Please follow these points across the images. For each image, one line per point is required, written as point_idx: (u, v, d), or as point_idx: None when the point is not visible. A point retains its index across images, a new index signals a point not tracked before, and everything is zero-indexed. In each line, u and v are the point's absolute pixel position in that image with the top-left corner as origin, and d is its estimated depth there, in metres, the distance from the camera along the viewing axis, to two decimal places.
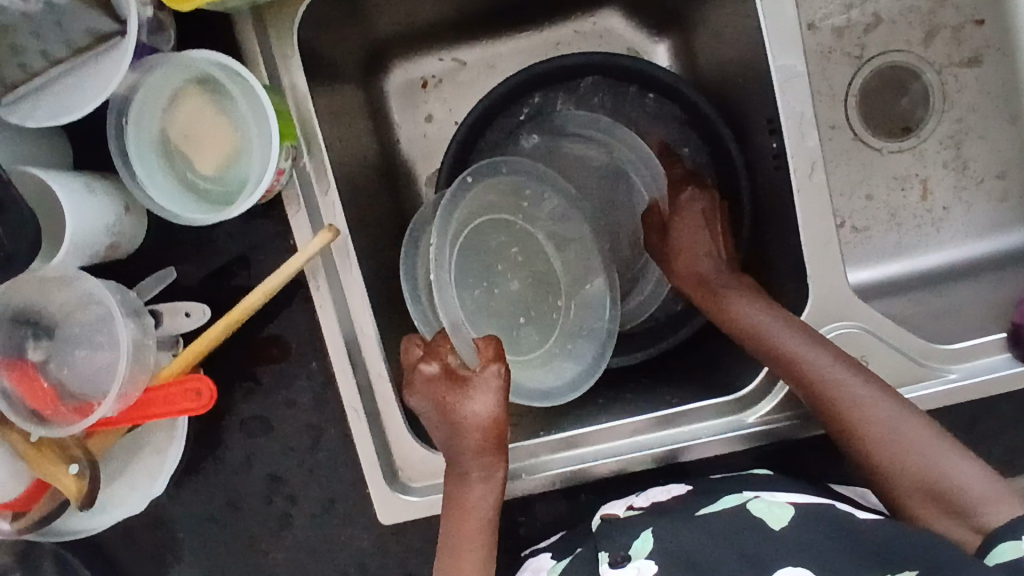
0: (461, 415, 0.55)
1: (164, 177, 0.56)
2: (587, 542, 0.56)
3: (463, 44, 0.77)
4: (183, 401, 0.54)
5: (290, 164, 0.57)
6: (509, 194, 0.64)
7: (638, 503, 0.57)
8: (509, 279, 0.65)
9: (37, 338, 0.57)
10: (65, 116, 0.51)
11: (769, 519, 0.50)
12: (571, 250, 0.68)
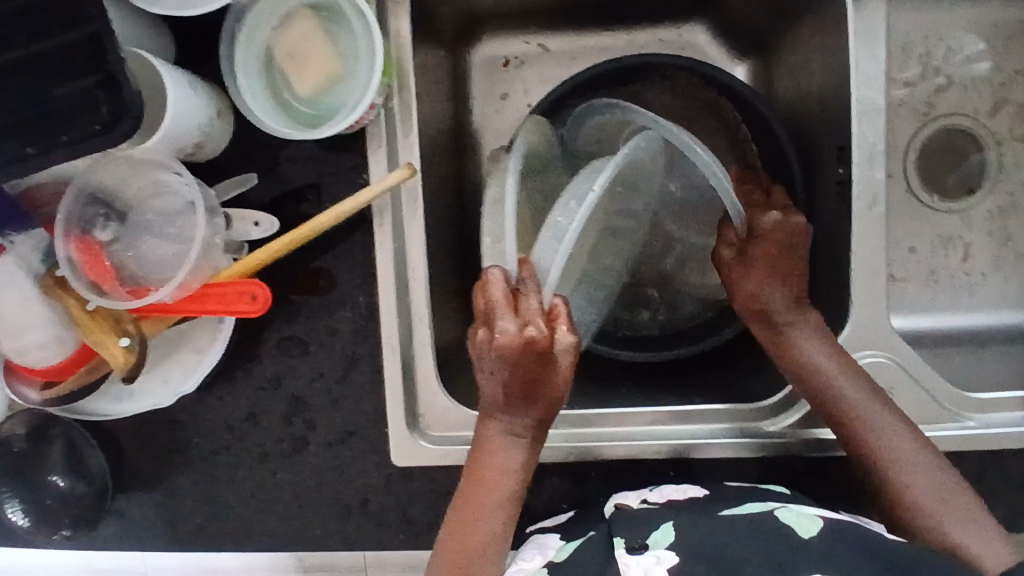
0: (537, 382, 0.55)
1: (260, 86, 0.59)
2: (601, 526, 0.58)
3: (551, 33, 0.80)
4: (240, 303, 0.56)
5: (382, 101, 0.59)
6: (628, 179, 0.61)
7: (653, 497, 0.59)
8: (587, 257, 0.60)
9: (108, 218, 0.58)
10: (194, 9, 0.53)
11: (795, 527, 0.52)
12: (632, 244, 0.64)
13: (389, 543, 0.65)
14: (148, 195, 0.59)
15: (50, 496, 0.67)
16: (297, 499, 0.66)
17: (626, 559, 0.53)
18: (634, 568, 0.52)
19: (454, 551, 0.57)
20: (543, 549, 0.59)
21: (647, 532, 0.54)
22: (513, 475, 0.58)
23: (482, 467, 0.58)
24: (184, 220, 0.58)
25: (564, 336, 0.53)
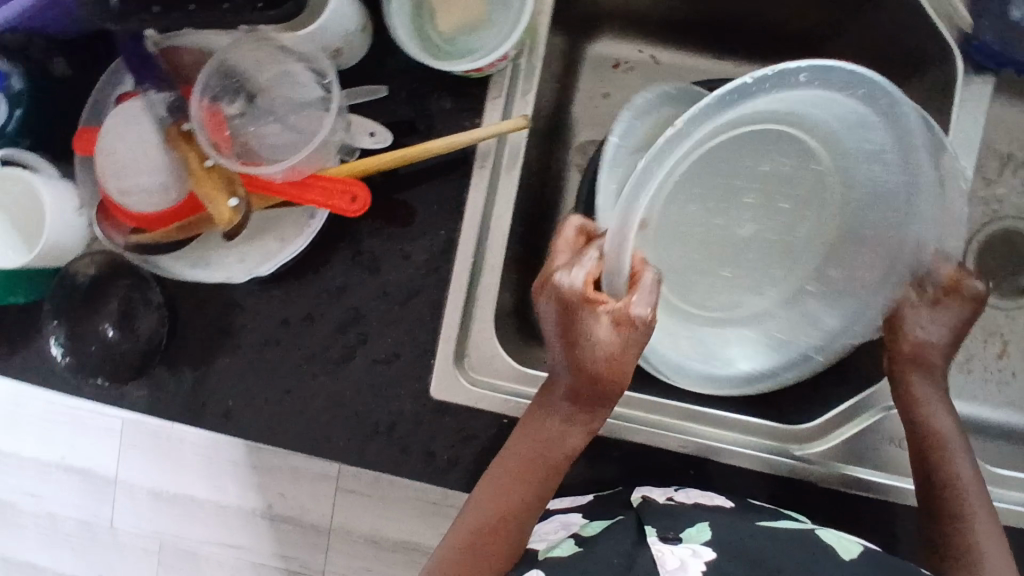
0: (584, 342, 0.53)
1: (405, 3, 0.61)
2: (628, 512, 0.60)
3: (664, 47, 0.83)
4: (338, 200, 0.59)
5: (514, 56, 0.63)
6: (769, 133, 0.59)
7: (679, 497, 0.60)
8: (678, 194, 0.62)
9: (236, 95, 0.62)
10: None
11: (839, 549, 0.55)
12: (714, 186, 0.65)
13: (405, 472, 0.67)
14: (277, 84, 0.62)
15: (97, 344, 0.69)
16: (328, 407, 0.67)
17: (660, 545, 0.55)
18: (669, 556, 0.54)
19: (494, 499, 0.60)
20: (566, 527, 0.61)
21: (682, 525, 0.56)
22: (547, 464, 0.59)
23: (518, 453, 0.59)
24: (306, 116, 0.62)
25: (633, 311, 0.50)
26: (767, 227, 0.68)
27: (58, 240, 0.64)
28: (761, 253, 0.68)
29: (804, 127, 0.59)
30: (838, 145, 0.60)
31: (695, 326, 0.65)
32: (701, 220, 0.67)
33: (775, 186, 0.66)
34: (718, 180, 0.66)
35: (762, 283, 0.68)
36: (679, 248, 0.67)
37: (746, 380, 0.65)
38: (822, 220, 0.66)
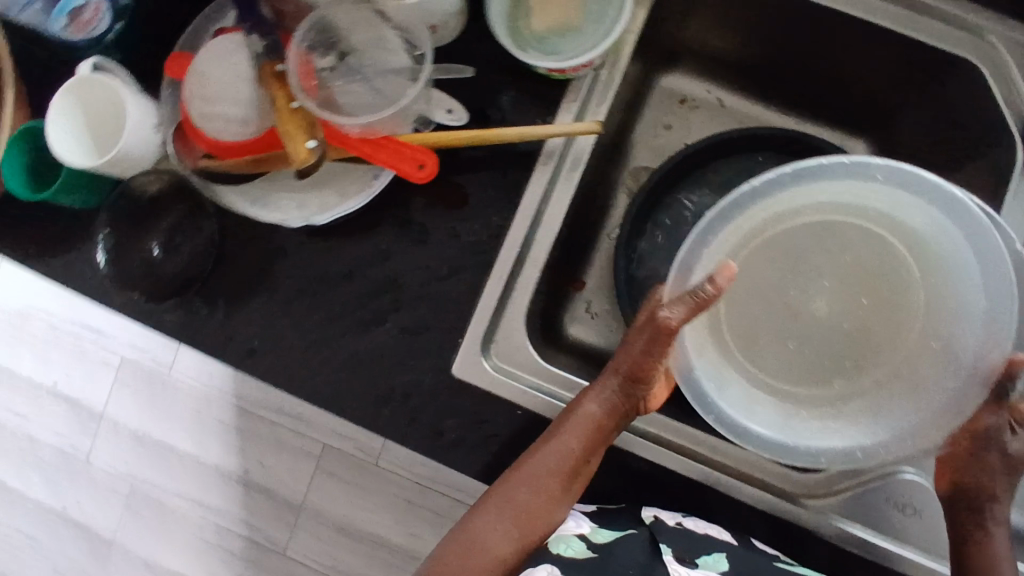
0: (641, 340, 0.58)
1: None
2: (639, 525, 0.63)
3: (733, 92, 0.85)
4: (407, 166, 0.61)
5: (596, 65, 0.65)
6: (846, 213, 0.62)
7: (689, 522, 0.62)
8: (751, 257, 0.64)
9: (328, 50, 0.64)
10: None
11: None
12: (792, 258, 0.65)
13: (410, 444, 0.67)
14: (371, 47, 0.64)
15: (141, 260, 0.71)
16: (349, 365, 0.68)
17: (676, 566, 0.61)
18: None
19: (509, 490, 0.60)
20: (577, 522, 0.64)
21: (699, 552, 0.60)
22: (573, 453, 0.60)
23: (543, 440, 0.61)
24: (394, 81, 0.63)
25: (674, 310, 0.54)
26: (838, 313, 0.66)
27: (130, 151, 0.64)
28: (833, 336, 0.65)
29: (883, 224, 0.61)
30: (923, 246, 0.60)
31: (748, 399, 0.61)
32: (774, 281, 0.66)
33: (847, 285, 0.65)
34: (800, 261, 0.66)
35: (835, 374, 0.64)
36: (750, 312, 0.66)
37: (810, 456, 0.57)
38: (893, 329, 0.63)
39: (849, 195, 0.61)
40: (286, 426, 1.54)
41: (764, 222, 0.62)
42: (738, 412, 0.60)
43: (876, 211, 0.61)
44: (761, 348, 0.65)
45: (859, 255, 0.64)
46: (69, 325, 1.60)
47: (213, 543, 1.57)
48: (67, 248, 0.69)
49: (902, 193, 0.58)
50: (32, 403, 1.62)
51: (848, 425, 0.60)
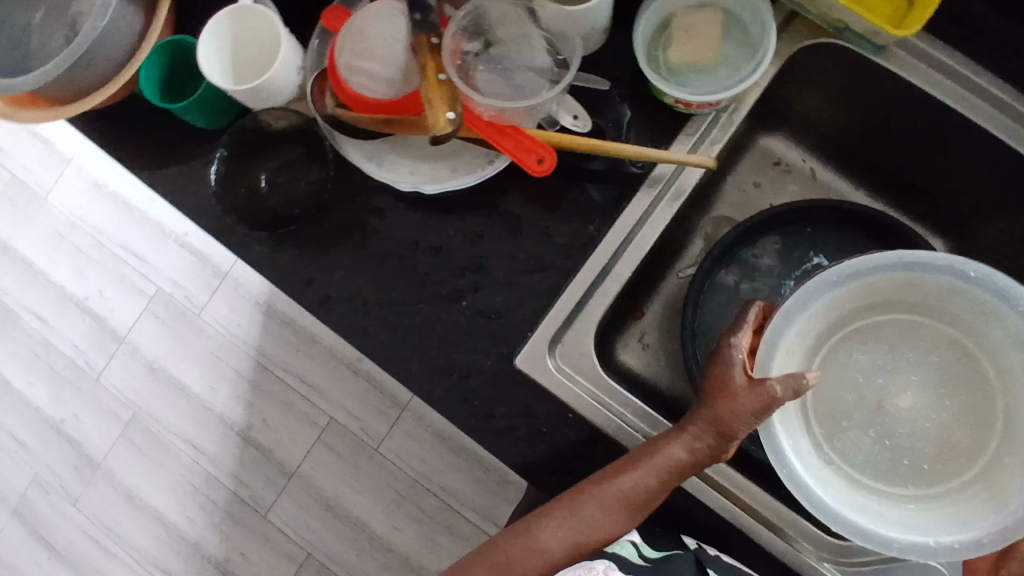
0: (728, 398, 0.60)
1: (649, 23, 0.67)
2: (684, 549, 0.65)
3: (826, 167, 0.88)
4: (527, 158, 0.64)
5: (719, 108, 0.68)
6: (944, 310, 0.66)
7: (728, 557, 0.66)
8: (845, 336, 0.70)
9: (475, 36, 0.67)
10: None
11: None
12: (884, 345, 0.70)
13: (459, 421, 0.69)
14: (514, 43, 0.68)
15: (247, 188, 0.73)
16: (419, 334, 0.70)
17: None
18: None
19: (576, 502, 0.63)
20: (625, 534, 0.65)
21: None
22: (648, 487, 0.62)
23: (623, 467, 0.63)
24: (530, 78, 0.67)
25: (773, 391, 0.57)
26: (923, 412, 0.68)
27: (270, 88, 0.67)
28: (918, 435, 0.67)
29: (980, 331, 0.65)
30: (1011, 360, 0.63)
31: (818, 474, 0.62)
32: (861, 371, 0.70)
33: (937, 387, 0.68)
34: (892, 348, 0.70)
35: (913, 474, 0.66)
36: (834, 397, 0.69)
37: (884, 540, 0.57)
38: (977, 437, 0.65)
39: (944, 295, 0.64)
40: (298, 392, 1.55)
41: (860, 303, 0.68)
42: (811, 481, 0.60)
43: (975, 316, 0.64)
44: (837, 428, 0.68)
45: (950, 354, 0.68)
46: (114, 246, 1.63)
47: (198, 489, 1.57)
48: (186, 161, 0.74)
49: (994, 298, 0.60)
50: (59, 312, 1.64)
51: (925, 521, 0.60)
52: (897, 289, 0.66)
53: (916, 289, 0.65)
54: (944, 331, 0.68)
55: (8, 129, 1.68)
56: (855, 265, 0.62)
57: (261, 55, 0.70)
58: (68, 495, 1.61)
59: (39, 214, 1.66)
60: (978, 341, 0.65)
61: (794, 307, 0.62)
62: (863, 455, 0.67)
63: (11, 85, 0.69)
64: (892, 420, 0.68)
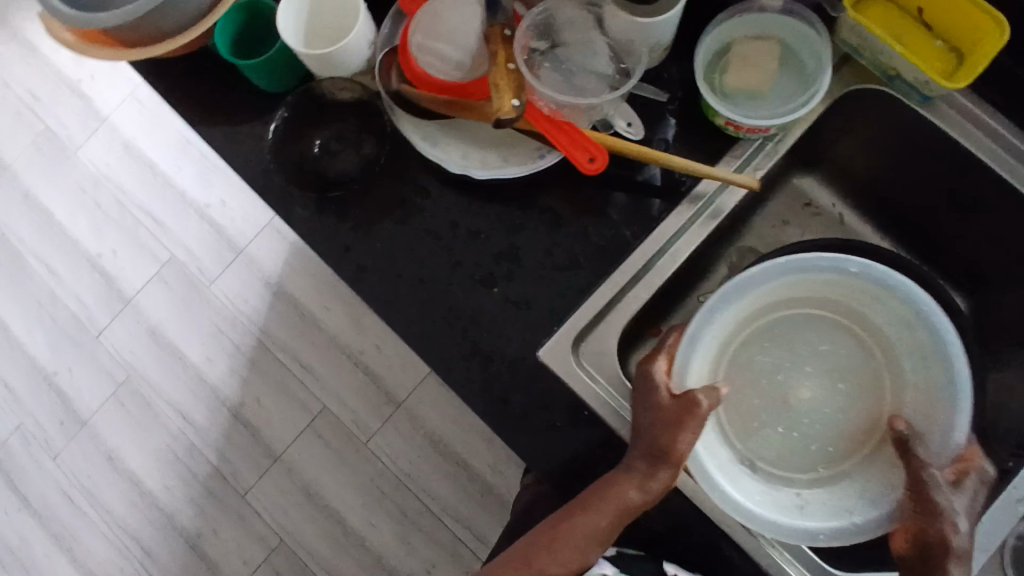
0: (659, 422, 0.62)
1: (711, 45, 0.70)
2: None
3: (855, 215, 0.90)
4: (579, 156, 0.66)
5: (767, 135, 0.70)
6: (821, 307, 0.76)
7: None
8: (744, 342, 0.77)
9: (544, 36, 0.70)
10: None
11: None
12: (781, 348, 0.78)
13: (476, 404, 0.70)
14: (577, 47, 0.70)
15: (302, 153, 0.75)
16: (448, 314, 0.72)
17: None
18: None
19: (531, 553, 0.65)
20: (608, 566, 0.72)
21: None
22: (608, 526, 0.62)
23: (583, 513, 0.63)
24: (590, 80, 0.69)
25: (698, 405, 0.61)
26: (823, 399, 0.77)
27: (337, 57, 0.69)
28: (826, 423, 0.76)
29: (850, 322, 0.76)
30: (889, 343, 0.73)
31: (720, 459, 0.69)
32: (766, 371, 0.78)
33: (832, 374, 0.77)
34: (792, 347, 0.78)
35: (823, 458, 0.74)
36: (745, 400, 0.76)
37: (808, 530, 0.62)
38: (875, 411, 0.74)
39: (828, 289, 0.73)
40: (296, 375, 1.56)
41: (760, 308, 0.75)
42: (722, 476, 0.66)
43: (833, 315, 0.76)
44: (744, 420, 0.75)
45: (844, 344, 0.77)
46: (135, 208, 1.65)
47: (181, 460, 1.56)
48: (249, 121, 0.76)
49: (873, 290, 0.69)
50: (70, 265, 1.65)
51: (830, 505, 0.67)
52: (790, 288, 0.74)
53: (805, 286, 0.74)
54: (836, 322, 0.77)
55: (49, 80, 1.70)
56: (756, 275, 0.68)
57: (337, 28, 0.73)
58: (49, 449, 1.60)
59: (66, 166, 1.68)
60: (851, 328, 0.76)
61: (700, 322, 0.67)
62: (772, 446, 0.74)
63: (88, 19, 0.70)
64: (798, 414, 0.76)
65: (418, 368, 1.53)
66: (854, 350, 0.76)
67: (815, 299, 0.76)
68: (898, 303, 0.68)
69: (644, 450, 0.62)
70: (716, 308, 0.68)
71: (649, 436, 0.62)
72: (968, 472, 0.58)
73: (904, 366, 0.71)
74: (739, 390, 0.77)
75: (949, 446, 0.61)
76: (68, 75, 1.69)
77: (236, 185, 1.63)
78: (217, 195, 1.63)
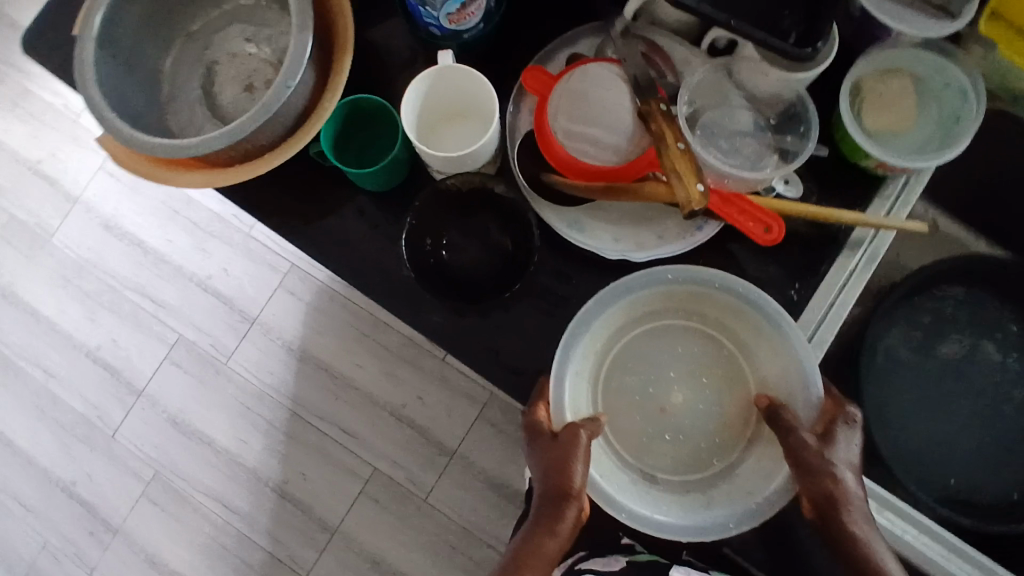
0: (549, 463, 0.57)
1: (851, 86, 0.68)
2: None
3: (948, 218, 0.90)
4: (752, 226, 0.62)
5: (914, 175, 0.69)
6: (677, 309, 0.71)
7: None
8: (602, 365, 0.72)
9: (689, 103, 0.65)
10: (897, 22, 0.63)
11: None
12: (642, 359, 0.73)
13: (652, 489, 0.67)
14: (719, 109, 0.66)
15: (429, 255, 0.69)
16: None
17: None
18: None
19: None
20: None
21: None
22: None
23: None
24: (746, 142, 0.66)
25: (578, 434, 0.58)
26: (695, 401, 0.71)
27: (473, 154, 0.64)
28: (705, 424, 0.71)
29: (706, 319, 0.71)
30: (745, 334, 0.69)
31: (607, 480, 0.64)
32: (637, 387, 0.72)
33: (696, 373, 0.72)
34: (653, 358, 0.73)
35: (713, 451, 0.69)
36: (623, 421, 0.71)
37: (720, 524, 0.61)
38: (743, 398, 0.70)
39: (677, 293, 0.68)
40: (339, 442, 1.48)
41: (619, 326, 0.70)
42: (611, 486, 0.63)
43: (688, 315, 0.72)
44: (623, 439, 0.70)
45: (701, 338, 0.72)
46: (129, 291, 1.52)
47: (230, 551, 1.47)
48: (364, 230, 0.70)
49: (719, 289, 0.65)
50: (68, 363, 1.52)
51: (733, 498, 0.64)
52: (638, 300, 0.68)
53: (652, 296, 0.68)
54: (689, 323, 0.72)
55: (5, 165, 1.55)
56: (606, 295, 0.64)
57: (461, 109, 0.68)
58: (81, 563, 1.48)
59: (43, 256, 1.54)
60: (706, 326, 0.72)
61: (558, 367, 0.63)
62: (658, 455, 0.69)
63: (180, 147, 0.61)
64: (678, 427, 0.71)
65: (466, 414, 1.46)
66: (716, 344, 0.72)
67: (672, 304, 0.71)
68: (749, 292, 0.63)
69: (544, 496, 0.56)
70: (570, 347, 0.64)
71: (543, 481, 0.57)
72: (835, 419, 0.58)
73: (757, 348, 0.68)
74: (615, 413, 0.71)
75: (811, 405, 0.61)
76: (26, 156, 1.54)
77: (236, 250, 1.51)
78: (217, 264, 1.51)
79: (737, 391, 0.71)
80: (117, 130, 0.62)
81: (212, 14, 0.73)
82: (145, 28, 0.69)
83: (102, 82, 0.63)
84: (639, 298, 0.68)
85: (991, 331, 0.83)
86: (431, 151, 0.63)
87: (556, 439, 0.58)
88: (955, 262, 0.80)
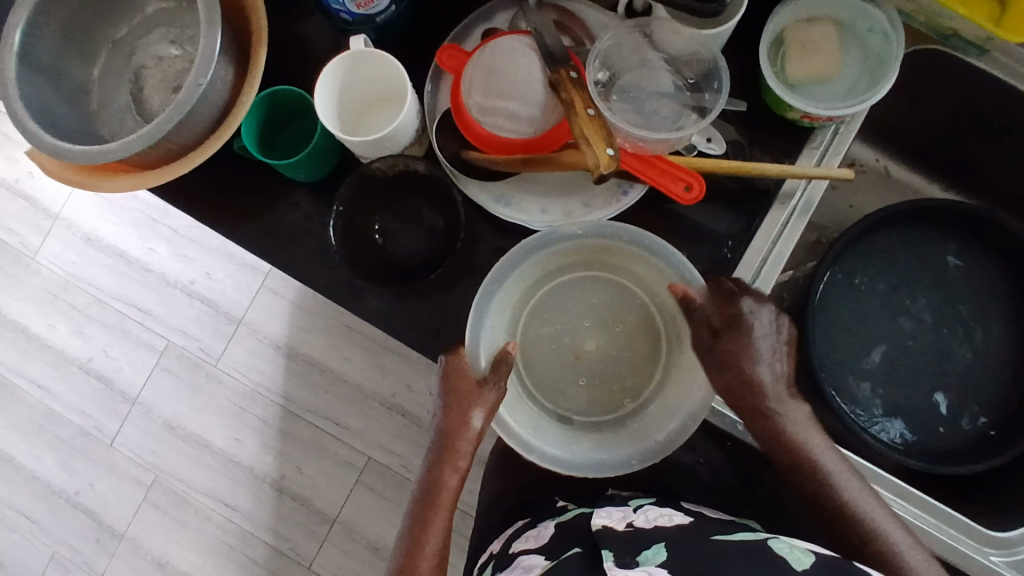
0: (468, 410, 0.65)
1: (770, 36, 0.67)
2: (585, 543, 0.63)
3: (901, 164, 0.88)
4: (673, 186, 0.62)
5: (842, 122, 0.68)
6: (591, 258, 0.72)
7: (637, 522, 0.64)
8: (519, 316, 0.73)
9: (603, 68, 0.65)
10: None
11: None
12: (556, 309, 0.74)
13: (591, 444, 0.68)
14: (636, 72, 0.66)
15: (364, 241, 0.70)
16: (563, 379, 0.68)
17: (617, 572, 0.58)
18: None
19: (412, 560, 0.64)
20: (527, 569, 0.64)
21: (638, 550, 0.60)
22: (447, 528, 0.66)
23: (419, 521, 0.66)
24: (664, 103, 0.65)
25: (494, 386, 0.65)
26: (608, 345, 0.73)
27: (389, 136, 0.64)
28: (619, 369, 0.73)
29: (618, 269, 0.72)
30: (654, 281, 0.71)
31: (520, 429, 0.69)
32: (552, 337, 0.74)
33: (607, 320, 0.74)
34: (568, 308, 0.74)
35: (626, 392, 0.72)
36: (538, 368, 0.73)
37: (621, 462, 0.66)
38: (654, 347, 0.72)
39: (589, 245, 0.70)
40: (331, 435, 1.48)
41: (533, 280, 0.72)
42: (525, 429, 0.69)
43: (601, 264, 0.72)
44: (539, 385, 0.73)
45: (613, 286, 0.73)
46: (115, 302, 1.54)
47: (234, 548, 1.49)
48: (297, 221, 0.70)
49: (627, 243, 0.67)
50: (62, 377, 1.55)
51: (639, 433, 0.68)
52: (549, 255, 0.70)
53: (564, 249, 0.70)
54: (602, 273, 0.73)
55: None
56: (518, 254, 0.66)
57: (380, 92, 0.69)
58: (92, 571, 1.52)
59: (29, 275, 1.57)
60: (618, 276, 0.73)
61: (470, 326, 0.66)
62: (574, 402, 0.72)
63: (101, 152, 0.62)
64: (593, 370, 0.73)
65: None
66: (629, 292, 0.73)
67: (588, 252, 0.71)
68: (654, 244, 0.65)
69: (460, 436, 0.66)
70: (484, 306, 0.66)
71: (459, 423, 0.66)
72: (733, 314, 0.63)
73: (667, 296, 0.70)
74: (533, 362, 0.73)
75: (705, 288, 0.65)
76: (4, 178, 1.57)
77: (215, 254, 1.52)
78: (198, 269, 1.52)
79: (653, 335, 0.73)
80: (41, 141, 0.63)
81: (134, 20, 0.74)
82: (67, 40, 0.70)
83: (26, 96, 0.65)
84: (550, 254, 0.70)
85: (945, 277, 0.83)
86: (346, 138, 0.63)
87: (477, 388, 0.65)
88: (900, 207, 0.79)
